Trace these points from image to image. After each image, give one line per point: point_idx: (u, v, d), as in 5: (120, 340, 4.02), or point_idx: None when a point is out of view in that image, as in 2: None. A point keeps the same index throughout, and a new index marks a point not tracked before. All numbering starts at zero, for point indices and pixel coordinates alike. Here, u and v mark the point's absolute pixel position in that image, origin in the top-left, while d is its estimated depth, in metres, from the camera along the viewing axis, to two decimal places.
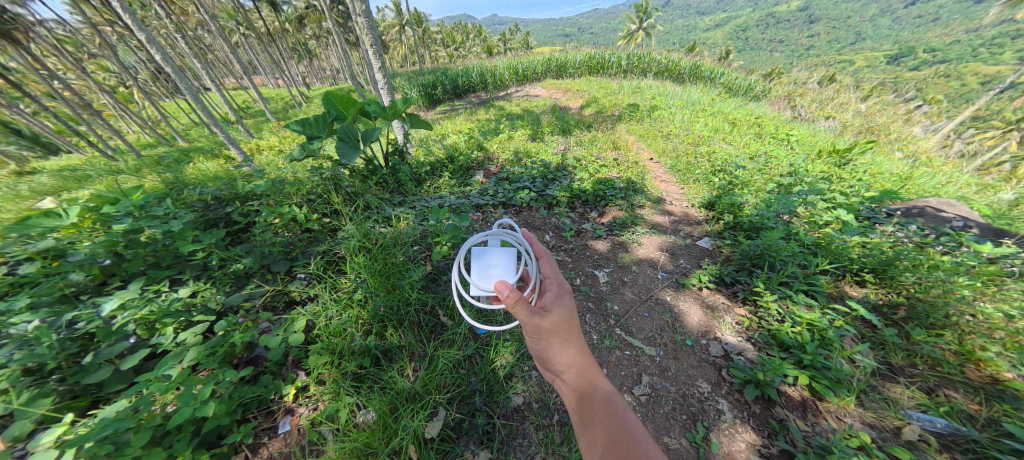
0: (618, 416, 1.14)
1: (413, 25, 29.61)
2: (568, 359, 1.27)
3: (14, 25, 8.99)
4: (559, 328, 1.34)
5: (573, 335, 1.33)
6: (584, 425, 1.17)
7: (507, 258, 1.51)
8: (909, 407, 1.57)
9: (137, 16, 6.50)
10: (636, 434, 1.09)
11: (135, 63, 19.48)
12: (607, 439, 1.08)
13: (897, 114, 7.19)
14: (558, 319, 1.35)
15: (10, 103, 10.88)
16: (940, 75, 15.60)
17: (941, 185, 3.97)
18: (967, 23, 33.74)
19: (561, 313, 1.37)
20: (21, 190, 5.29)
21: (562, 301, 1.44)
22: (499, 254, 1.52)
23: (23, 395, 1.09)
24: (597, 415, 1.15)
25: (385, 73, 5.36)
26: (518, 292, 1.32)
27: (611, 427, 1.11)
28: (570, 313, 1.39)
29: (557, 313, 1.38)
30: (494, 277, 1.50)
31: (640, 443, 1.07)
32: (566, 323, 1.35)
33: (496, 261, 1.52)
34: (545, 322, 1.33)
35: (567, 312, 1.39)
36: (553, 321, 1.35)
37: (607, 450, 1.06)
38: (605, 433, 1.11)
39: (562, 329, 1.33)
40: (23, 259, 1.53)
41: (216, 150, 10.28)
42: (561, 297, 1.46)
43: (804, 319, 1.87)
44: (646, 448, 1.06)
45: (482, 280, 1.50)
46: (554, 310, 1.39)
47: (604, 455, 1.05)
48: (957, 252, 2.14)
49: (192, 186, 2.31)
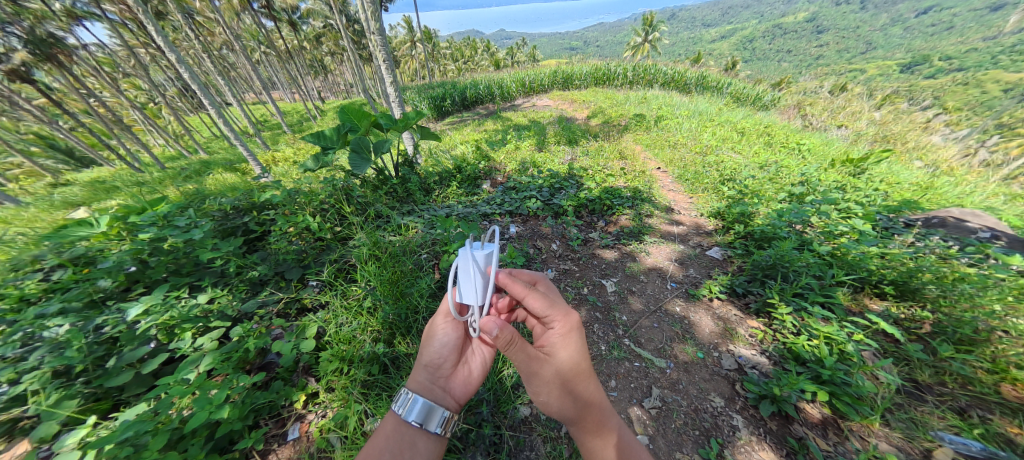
0: None
1: (425, 41, 30.73)
2: (577, 407, 1.19)
3: (59, 49, 9.91)
4: (566, 375, 1.22)
5: (584, 378, 1.22)
6: None
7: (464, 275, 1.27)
8: (941, 429, 1.46)
9: (168, 38, 7.01)
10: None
11: (163, 81, 20.83)
12: None
13: (914, 123, 7.00)
14: (564, 364, 1.23)
15: (51, 120, 11.83)
16: (964, 82, 14.97)
17: (964, 194, 3.83)
18: (983, 32, 32.95)
19: (567, 361, 1.24)
20: (56, 202, 5.69)
21: (569, 345, 1.25)
22: None
23: (51, 397, 1.15)
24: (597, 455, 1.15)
25: (396, 85, 5.59)
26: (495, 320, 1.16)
27: None
28: (576, 356, 1.24)
29: (562, 361, 1.24)
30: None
31: None
32: (572, 373, 1.22)
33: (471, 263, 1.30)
34: (547, 368, 1.24)
35: (573, 360, 1.23)
36: (557, 368, 1.23)
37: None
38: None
39: (571, 374, 1.22)
40: (58, 266, 1.65)
41: (236, 163, 10.81)
42: (569, 338, 1.26)
43: (821, 332, 1.81)
44: None
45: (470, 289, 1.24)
46: (559, 356, 1.25)
47: None
48: (984, 265, 2.06)
49: (212, 197, 2.42)
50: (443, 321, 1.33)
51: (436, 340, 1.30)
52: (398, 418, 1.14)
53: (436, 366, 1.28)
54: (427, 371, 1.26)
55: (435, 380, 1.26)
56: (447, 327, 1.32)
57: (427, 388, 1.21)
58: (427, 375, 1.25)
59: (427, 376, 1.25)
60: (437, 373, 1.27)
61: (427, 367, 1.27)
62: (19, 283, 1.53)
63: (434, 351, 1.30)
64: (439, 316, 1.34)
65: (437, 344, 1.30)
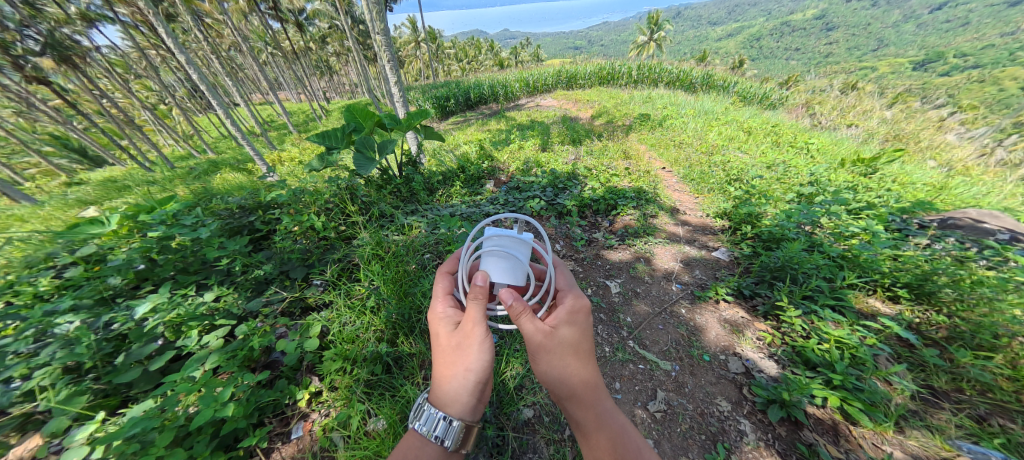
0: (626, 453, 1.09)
1: (429, 42, 30.84)
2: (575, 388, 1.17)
3: (74, 51, 10.17)
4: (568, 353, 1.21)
5: (587, 355, 1.20)
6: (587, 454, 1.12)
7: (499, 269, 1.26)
8: (959, 438, 1.41)
9: (178, 41, 7.13)
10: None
11: (173, 83, 21.22)
12: None
13: (927, 121, 6.83)
14: (568, 345, 1.21)
15: (66, 121, 12.14)
16: (979, 79, 14.53)
17: (981, 194, 3.73)
18: (1001, 27, 32.02)
19: (567, 339, 1.22)
20: (69, 201, 5.81)
21: (573, 324, 1.24)
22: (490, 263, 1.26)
23: (61, 393, 1.17)
24: (595, 434, 1.14)
25: (400, 85, 5.62)
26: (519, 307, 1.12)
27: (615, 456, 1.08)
28: (580, 337, 1.22)
29: (565, 341, 1.21)
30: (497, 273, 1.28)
31: None
32: (572, 350, 1.20)
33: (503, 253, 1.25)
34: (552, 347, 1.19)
35: (575, 338, 1.22)
36: (559, 346, 1.20)
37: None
38: (605, 457, 1.08)
39: (573, 350, 1.21)
40: (70, 264, 1.69)
41: (243, 163, 10.96)
42: (574, 317, 1.24)
43: (832, 336, 1.76)
44: None
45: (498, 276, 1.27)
46: (564, 335, 1.22)
47: None
48: (1003, 268, 2.00)
49: (219, 196, 2.45)
50: (483, 332, 1.20)
51: (479, 357, 1.18)
52: (441, 446, 1.10)
53: (481, 383, 1.19)
54: (474, 388, 1.18)
55: (478, 394, 1.19)
56: (488, 341, 1.19)
57: (471, 409, 1.15)
58: (471, 391, 1.18)
59: (470, 394, 1.18)
60: (480, 388, 1.19)
61: (478, 385, 1.18)
62: (33, 280, 1.56)
63: (478, 369, 1.18)
64: (480, 327, 1.20)
65: (481, 362, 1.17)
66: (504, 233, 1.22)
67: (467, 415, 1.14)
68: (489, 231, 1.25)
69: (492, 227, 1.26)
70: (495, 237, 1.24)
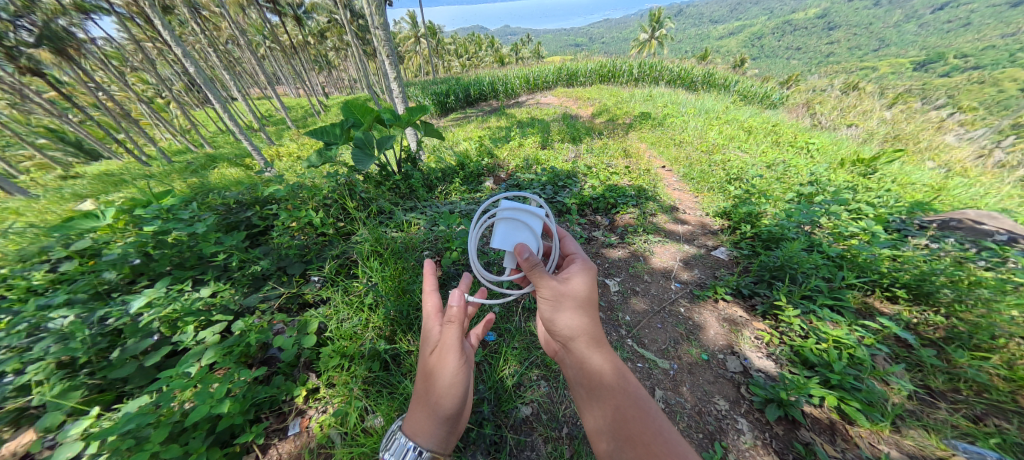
0: (630, 393, 1.09)
1: (429, 37, 30.57)
2: (580, 332, 1.24)
3: (70, 43, 10.04)
4: (579, 299, 1.28)
5: (592, 303, 1.28)
6: (591, 397, 1.14)
7: (515, 237, 1.39)
8: (955, 438, 1.42)
9: (175, 33, 7.03)
10: (641, 400, 1.08)
11: (170, 76, 21.03)
12: (612, 406, 1.08)
13: (927, 122, 6.81)
14: (577, 292, 1.29)
15: (62, 114, 12.04)
16: (977, 81, 14.52)
17: (979, 196, 3.74)
18: (1002, 29, 31.95)
19: (581, 286, 1.30)
20: (65, 194, 5.77)
21: (586, 277, 1.33)
22: (501, 229, 1.39)
23: (55, 387, 1.16)
24: (596, 375, 1.16)
25: (400, 80, 5.57)
26: (535, 259, 1.26)
27: (615, 393, 1.10)
28: (591, 286, 1.31)
29: (577, 289, 1.30)
30: (513, 238, 1.38)
31: (653, 420, 1.02)
32: (583, 298, 1.28)
33: (518, 224, 1.38)
34: (563, 291, 1.28)
35: (587, 288, 1.30)
36: (571, 291, 1.29)
37: (619, 429, 1.02)
38: (609, 395, 1.10)
39: (583, 297, 1.28)
40: (64, 258, 1.67)
41: (241, 157, 10.90)
42: (587, 271, 1.36)
43: (830, 335, 1.76)
44: (659, 424, 1.02)
45: (506, 245, 1.38)
46: (574, 283, 1.31)
47: (612, 430, 1.04)
48: (1002, 269, 2.00)
49: (216, 191, 2.43)
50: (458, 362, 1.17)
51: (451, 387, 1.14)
52: None
53: (452, 415, 1.13)
54: (443, 420, 1.12)
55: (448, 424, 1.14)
56: (463, 370, 1.16)
57: (443, 437, 1.12)
58: (442, 421, 1.12)
59: (441, 424, 1.12)
60: (452, 419, 1.14)
61: (446, 417, 1.13)
62: (27, 274, 1.54)
63: (450, 400, 1.13)
64: (454, 356, 1.17)
65: (453, 393, 1.13)
66: (523, 204, 1.37)
67: (438, 444, 1.10)
68: (507, 200, 1.40)
69: (507, 200, 1.41)
70: (510, 209, 1.38)
